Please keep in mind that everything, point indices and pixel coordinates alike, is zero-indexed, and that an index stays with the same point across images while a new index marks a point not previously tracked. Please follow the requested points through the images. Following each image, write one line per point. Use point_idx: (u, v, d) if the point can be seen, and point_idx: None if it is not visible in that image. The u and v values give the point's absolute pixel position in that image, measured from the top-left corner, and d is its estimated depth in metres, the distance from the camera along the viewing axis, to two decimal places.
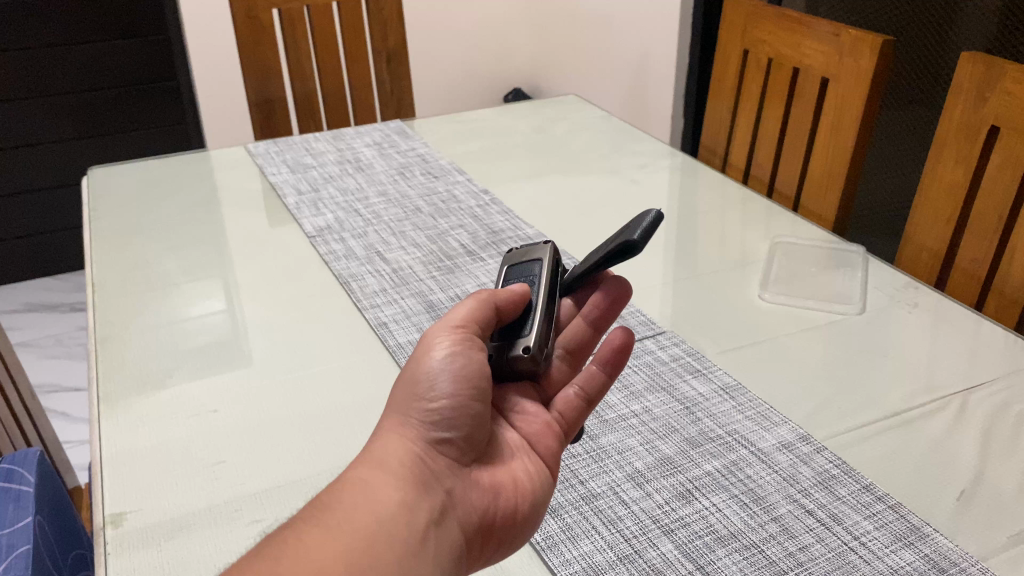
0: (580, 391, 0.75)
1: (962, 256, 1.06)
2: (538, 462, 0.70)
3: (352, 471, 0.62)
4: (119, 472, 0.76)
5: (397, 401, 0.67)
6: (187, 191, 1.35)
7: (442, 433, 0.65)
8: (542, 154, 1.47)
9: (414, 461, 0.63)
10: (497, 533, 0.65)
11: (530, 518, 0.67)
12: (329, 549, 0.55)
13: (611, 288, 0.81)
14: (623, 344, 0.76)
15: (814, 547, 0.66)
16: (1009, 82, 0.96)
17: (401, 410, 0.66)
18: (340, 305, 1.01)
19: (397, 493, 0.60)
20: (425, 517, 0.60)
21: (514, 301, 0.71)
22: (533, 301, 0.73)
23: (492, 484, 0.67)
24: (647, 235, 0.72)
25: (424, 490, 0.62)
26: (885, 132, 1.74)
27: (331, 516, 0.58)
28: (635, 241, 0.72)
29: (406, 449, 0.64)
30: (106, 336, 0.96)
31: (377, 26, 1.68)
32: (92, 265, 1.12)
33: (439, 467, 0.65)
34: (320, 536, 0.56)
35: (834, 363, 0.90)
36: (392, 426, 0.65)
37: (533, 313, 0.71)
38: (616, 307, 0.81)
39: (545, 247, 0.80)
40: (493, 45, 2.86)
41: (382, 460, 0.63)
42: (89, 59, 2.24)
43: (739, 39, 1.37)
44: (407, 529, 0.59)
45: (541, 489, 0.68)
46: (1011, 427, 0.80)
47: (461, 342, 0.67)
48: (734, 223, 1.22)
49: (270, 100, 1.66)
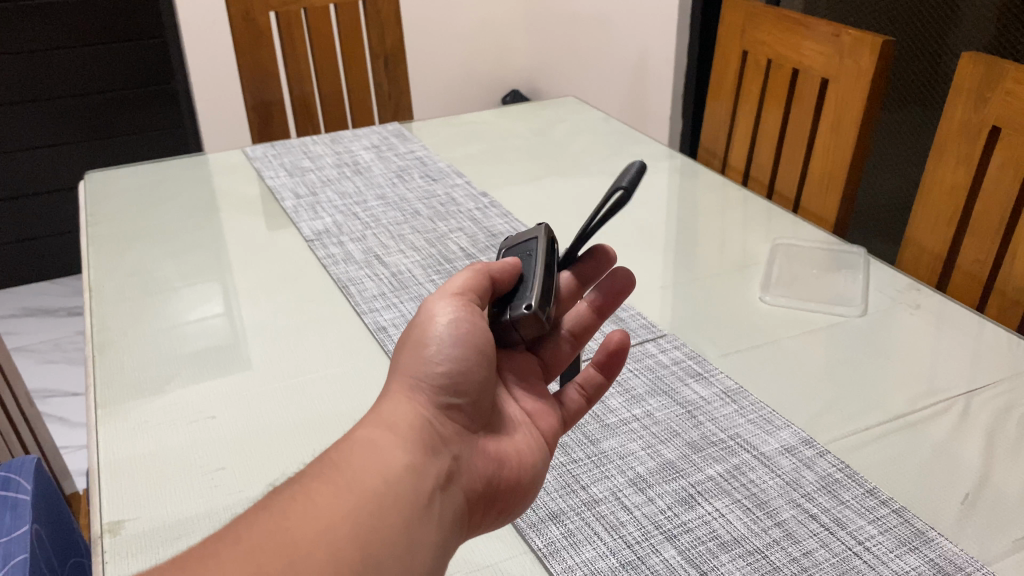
0: (579, 388, 0.75)
1: (964, 257, 1.05)
2: (538, 436, 0.70)
3: (357, 431, 0.60)
4: (117, 478, 0.75)
5: (402, 364, 0.65)
6: (186, 195, 1.34)
7: (448, 398, 0.64)
8: (541, 156, 1.46)
9: (421, 423, 0.61)
10: (499, 503, 0.65)
11: (530, 486, 0.67)
12: (338, 508, 0.53)
13: (616, 281, 0.81)
14: (620, 347, 0.74)
15: (818, 552, 0.66)
16: (1009, 82, 0.96)
17: (406, 374, 0.64)
18: (338, 310, 1.01)
19: (405, 455, 0.58)
20: (433, 480, 0.59)
21: (511, 270, 0.71)
22: (529, 269, 0.71)
23: (496, 453, 0.66)
24: (634, 183, 0.68)
25: (432, 453, 0.60)
26: (885, 133, 1.73)
27: (340, 473, 0.56)
28: (623, 187, 0.68)
29: (414, 412, 0.62)
30: (103, 343, 0.96)
31: (375, 29, 1.68)
32: (89, 270, 1.12)
33: (448, 432, 0.63)
34: (329, 493, 0.54)
35: (837, 366, 0.90)
36: (400, 390, 0.63)
37: (529, 270, 0.71)
38: (616, 300, 0.81)
39: (539, 229, 0.75)
40: (490, 47, 2.85)
41: (390, 421, 0.61)
42: (84, 62, 2.23)
43: (737, 40, 1.37)
44: (415, 491, 0.57)
45: (541, 463, 0.68)
46: (1015, 430, 0.80)
47: (463, 309, 0.66)
48: (735, 225, 1.22)
49: (269, 104, 1.66)
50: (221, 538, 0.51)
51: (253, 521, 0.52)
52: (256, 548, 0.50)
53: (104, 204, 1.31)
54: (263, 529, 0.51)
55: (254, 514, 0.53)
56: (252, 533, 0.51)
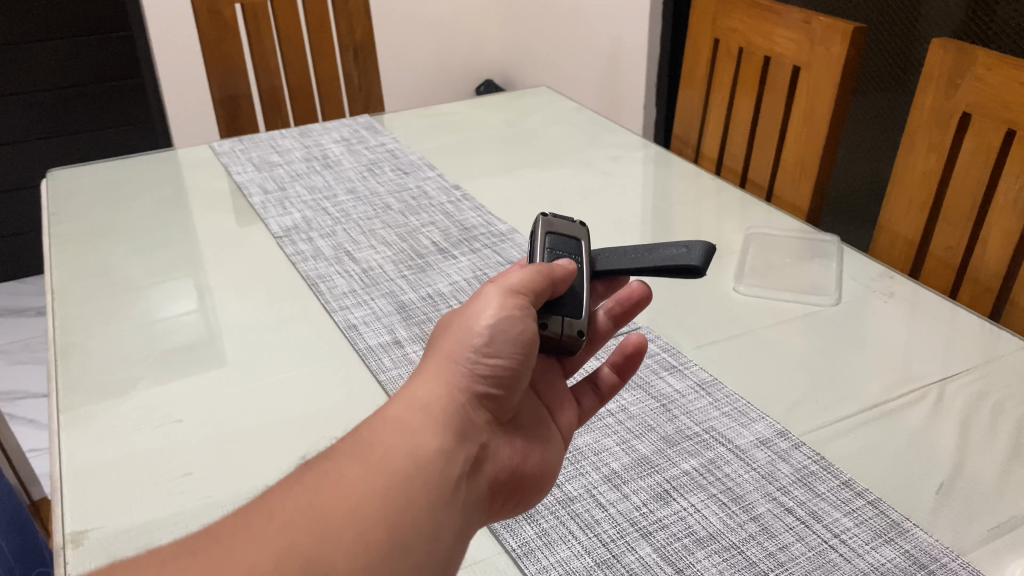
0: (594, 388, 0.75)
1: (937, 244, 1.05)
2: (558, 432, 0.68)
3: (386, 410, 0.56)
4: (84, 485, 0.73)
5: (442, 345, 0.61)
6: (153, 192, 1.32)
7: (487, 388, 0.60)
8: (513, 147, 1.45)
9: (454, 408, 0.57)
10: (519, 492, 0.63)
11: (546, 477, 0.65)
12: (367, 488, 0.51)
13: (634, 293, 0.77)
14: (636, 349, 0.74)
15: (794, 547, 0.65)
16: (980, 68, 0.96)
17: (444, 357, 0.60)
18: (308, 307, 0.99)
19: (435, 440, 0.55)
20: (460, 469, 0.55)
21: (568, 276, 0.67)
22: (580, 284, 0.69)
23: (521, 445, 0.64)
24: (707, 266, 0.68)
25: (463, 441, 0.57)
26: (856, 120, 1.73)
27: (370, 450, 0.53)
28: (695, 266, 0.67)
29: (449, 396, 0.58)
30: (66, 345, 0.93)
31: (344, 20, 1.66)
32: (52, 272, 1.09)
33: (480, 421, 0.60)
34: (359, 472, 0.52)
35: (813, 355, 0.89)
36: (436, 371, 0.59)
37: (579, 286, 0.69)
38: (635, 310, 0.77)
39: (583, 245, 0.73)
40: (463, 37, 2.83)
41: (422, 403, 0.57)
42: (49, 57, 2.19)
43: (709, 28, 1.36)
44: (443, 478, 0.54)
45: (556, 459, 0.66)
46: (989, 416, 0.80)
47: (515, 304, 0.61)
48: (710, 215, 1.21)
49: (236, 97, 1.63)
50: (254, 512, 0.50)
51: (287, 493, 0.51)
52: (289, 523, 0.48)
53: (69, 202, 1.28)
54: (297, 502, 0.50)
55: (287, 486, 0.51)
56: (285, 506, 0.49)
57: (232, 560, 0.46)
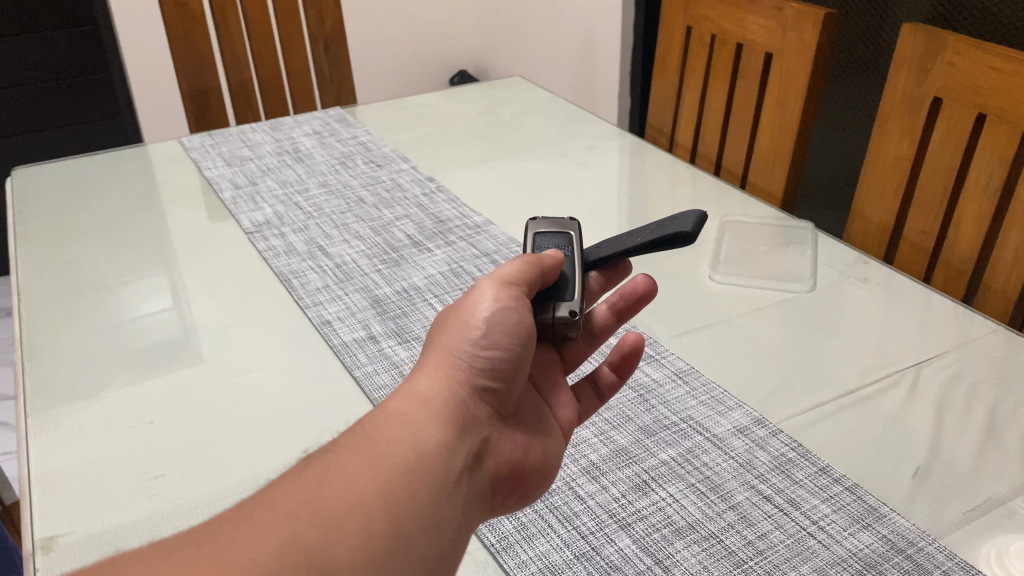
0: (593, 388, 0.75)
1: (911, 229, 1.06)
2: (557, 426, 0.68)
3: (388, 403, 0.56)
4: (54, 491, 0.72)
5: (440, 340, 0.61)
6: (122, 189, 1.30)
7: (486, 380, 0.60)
8: (487, 139, 1.44)
9: (455, 400, 0.57)
10: (520, 486, 0.63)
11: (548, 470, 0.65)
12: (369, 480, 0.50)
13: (639, 286, 0.77)
14: (633, 349, 0.74)
15: (773, 534, 0.65)
16: (950, 54, 0.96)
17: (443, 351, 0.60)
18: (281, 304, 0.98)
19: (437, 432, 0.55)
20: (463, 461, 0.55)
21: (558, 266, 0.67)
22: (570, 271, 0.68)
23: (520, 439, 0.64)
24: (699, 230, 0.67)
25: (465, 434, 0.57)
26: (830, 105, 1.74)
27: (373, 442, 0.53)
28: (687, 232, 0.67)
29: (450, 388, 0.58)
30: (33, 348, 0.92)
31: (314, 12, 1.64)
32: (18, 273, 1.07)
33: (481, 414, 0.60)
34: (362, 463, 0.51)
35: (789, 342, 0.90)
36: (436, 364, 0.59)
37: (568, 272, 0.68)
38: (638, 304, 0.78)
39: (574, 232, 0.73)
40: (436, 28, 2.81)
41: (424, 396, 0.57)
42: (13, 53, 2.16)
43: (681, 15, 1.35)
44: (445, 469, 0.53)
45: (557, 452, 0.66)
46: (964, 400, 0.80)
47: (510, 295, 0.62)
48: (686, 203, 1.21)
49: (205, 91, 1.61)
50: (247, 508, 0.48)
51: (286, 488, 0.49)
52: (292, 516, 0.47)
53: (36, 201, 1.26)
54: (297, 495, 0.49)
55: (288, 478, 0.50)
56: (286, 498, 0.48)
57: (230, 556, 0.45)
